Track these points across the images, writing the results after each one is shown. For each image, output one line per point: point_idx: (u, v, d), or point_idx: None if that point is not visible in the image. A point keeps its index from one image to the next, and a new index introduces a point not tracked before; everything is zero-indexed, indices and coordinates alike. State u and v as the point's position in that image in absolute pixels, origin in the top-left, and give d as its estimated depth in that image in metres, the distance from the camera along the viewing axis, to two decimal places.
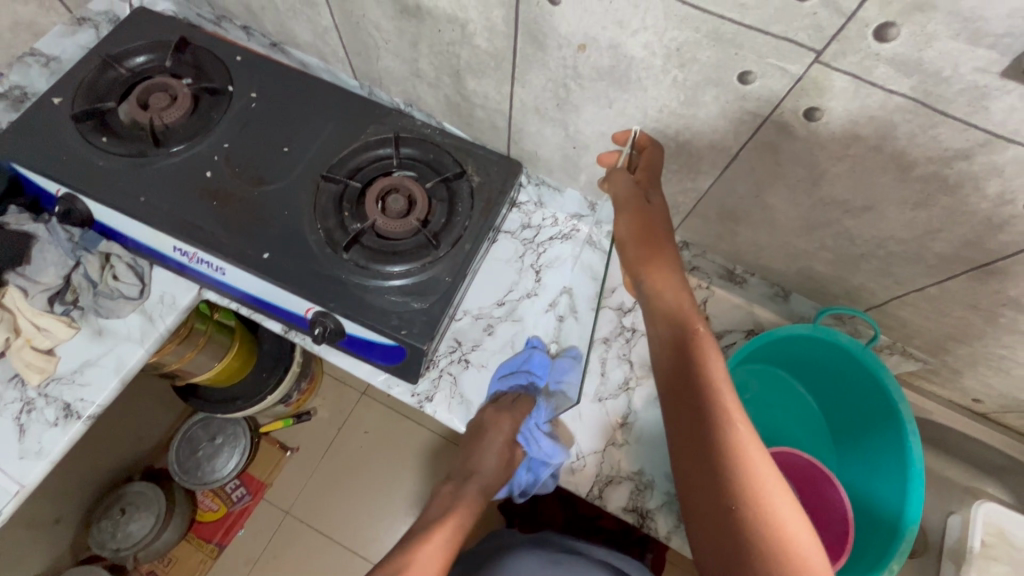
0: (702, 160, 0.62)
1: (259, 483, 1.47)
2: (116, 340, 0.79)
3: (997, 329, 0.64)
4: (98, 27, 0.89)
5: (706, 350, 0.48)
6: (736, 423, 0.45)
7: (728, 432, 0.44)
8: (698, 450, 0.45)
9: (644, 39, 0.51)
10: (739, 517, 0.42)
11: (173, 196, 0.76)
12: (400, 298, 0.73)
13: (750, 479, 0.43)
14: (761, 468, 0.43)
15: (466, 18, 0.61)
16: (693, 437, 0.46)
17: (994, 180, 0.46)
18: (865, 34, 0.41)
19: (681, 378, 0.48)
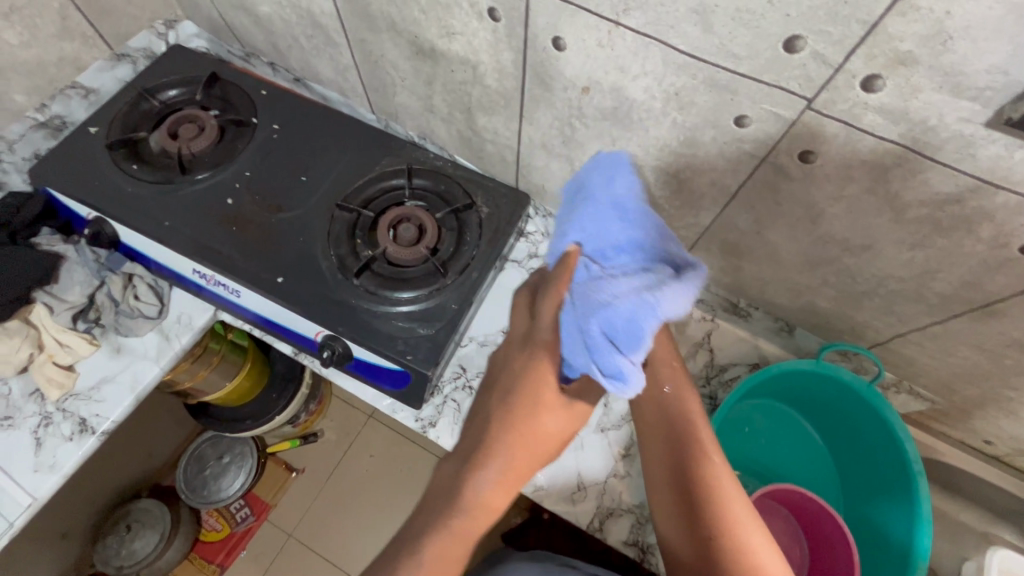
0: (703, 197, 0.64)
1: (264, 504, 1.47)
2: (133, 358, 0.81)
3: (1003, 370, 0.63)
4: (136, 62, 0.94)
5: (682, 388, 0.57)
6: (710, 453, 0.53)
7: (703, 462, 0.53)
8: (682, 489, 0.53)
9: (645, 83, 0.54)
10: (718, 545, 0.50)
11: (196, 221, 0.80)
12: (407, 324, 0.75)
13: (724, 513, 0.50)
14: (734, 503, 0.51)
15: (477, 60, 0.65)
16: (678, 472, 0.54)
17: (987, 224, 0.47)
18: (852, 84, 0.43)
19: (665, 424, 0.56)
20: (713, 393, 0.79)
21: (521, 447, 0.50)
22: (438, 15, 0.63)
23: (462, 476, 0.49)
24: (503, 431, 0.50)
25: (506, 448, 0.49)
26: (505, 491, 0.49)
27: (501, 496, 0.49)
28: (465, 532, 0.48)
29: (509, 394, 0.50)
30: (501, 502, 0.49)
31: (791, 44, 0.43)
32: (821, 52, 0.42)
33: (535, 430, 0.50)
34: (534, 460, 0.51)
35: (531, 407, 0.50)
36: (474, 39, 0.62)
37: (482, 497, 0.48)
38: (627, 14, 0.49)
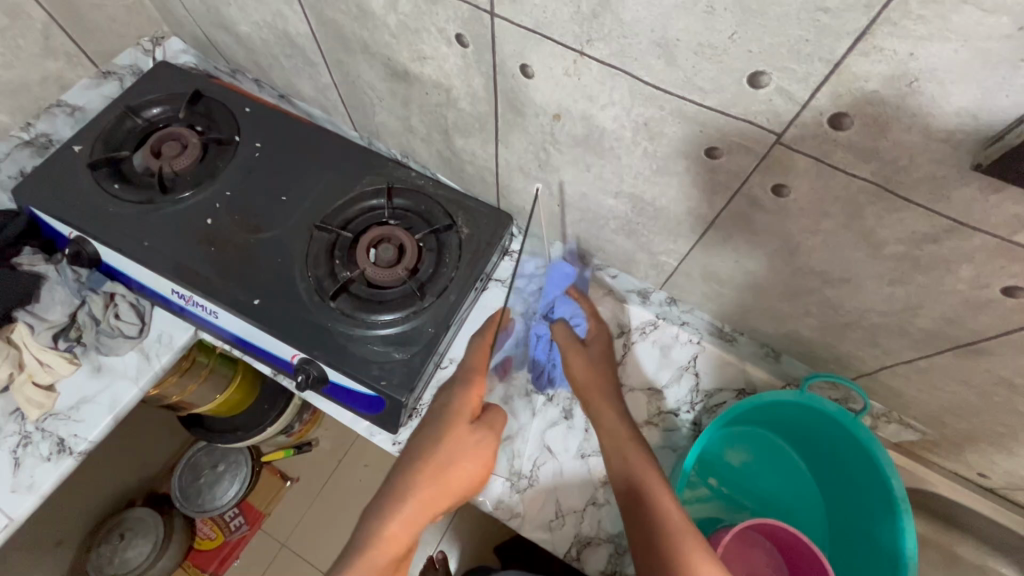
0: (680, 225, 0.62)
1: (257, 513, 1.47)
2: (113, 377, 0.82)
3: (992, 407, 0.61)
4: (122, 79, 0.95)
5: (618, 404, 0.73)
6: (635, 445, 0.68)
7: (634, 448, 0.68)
8: (637, 490, 0.63)
9: (613, 112, 0.53)
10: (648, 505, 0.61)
11: (175, 241, 0.80)
12: (382, 348, 0.74)
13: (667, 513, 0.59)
14: (672, 509, 0.60)
15: (449, 84, 0.64)
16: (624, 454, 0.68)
17: (966, 264, 0.45)
18: (821, 122, 0.41)
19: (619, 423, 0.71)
20: (698, 419, 0.78)
21: (437, 486, 0.58)
22: (409, 40, 0.62)
23: (376, 517, 0.56)
24: (422, 474, 0.58)
25: (427, 487, 0.57)
26: (414, 527, 0.56)
27: (408, 530, 0.55)
28: (377, 562, 0.53)
29: (429, 442, 0.61)
30: (407, 537, 0.55)
31: (756, 79, 0.41)
32: (786, 89, 0.41)
33: (456, 465, 0.59)
34: (446, 496, 0.59)
35: (452, 452, 0.60)
36: (445, 63, 0.61)
37: (391, 532, 0.54)
38: (591, 44, 0.47)
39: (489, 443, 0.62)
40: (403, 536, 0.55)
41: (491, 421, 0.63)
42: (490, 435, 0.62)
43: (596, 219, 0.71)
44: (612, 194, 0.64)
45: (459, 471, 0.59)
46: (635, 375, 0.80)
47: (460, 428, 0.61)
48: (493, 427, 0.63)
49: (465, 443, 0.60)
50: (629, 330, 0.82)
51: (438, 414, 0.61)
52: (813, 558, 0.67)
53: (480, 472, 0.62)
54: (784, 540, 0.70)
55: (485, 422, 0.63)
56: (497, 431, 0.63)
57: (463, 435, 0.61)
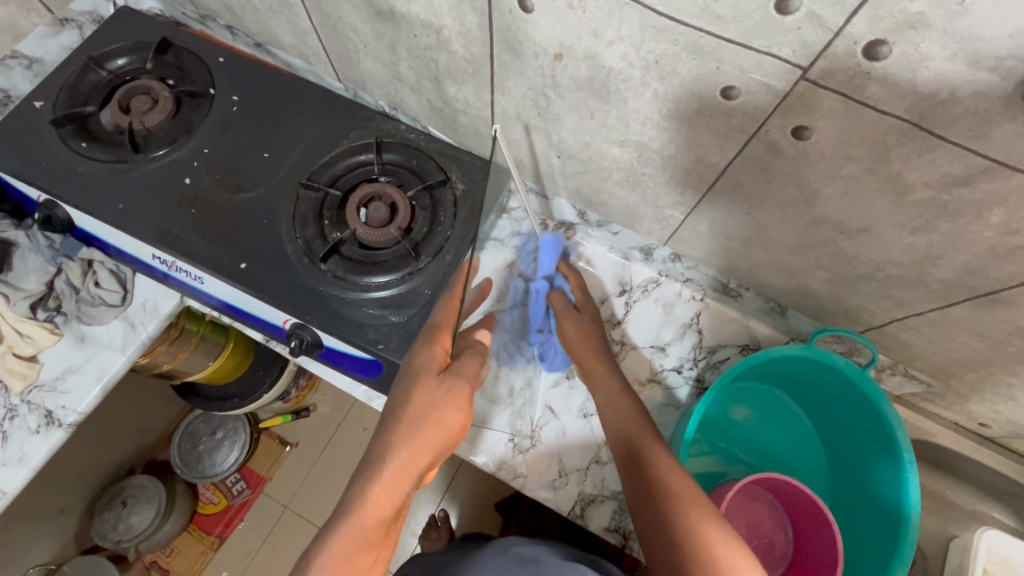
0: (689, 174, 0.58)
1: (260, 478, 1.46)
2: (98, 348, 0.78)
3: (1005, 358, 0.59)
4: (82, 28, 0.88)
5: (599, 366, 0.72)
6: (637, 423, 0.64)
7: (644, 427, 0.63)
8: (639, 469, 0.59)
9: (621, 50, 0.48)
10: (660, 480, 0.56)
11: (152, 203, 0.75)
12: (378, 311, 0.71)
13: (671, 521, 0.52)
14: (674, 478, 0.55)
15: (439, 23, 0.59)
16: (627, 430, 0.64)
17: (998, 209, 0.43)
18: (853, 52, 0.38)
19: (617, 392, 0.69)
20: (701, 375, 0.77)
21: (410, 446, 0.53)
22: None
23: (356, 485, 0.51)
24: (396, 435, 0.53)
25: (404, 446, 0.52)
26: (400, 494, 0.51)
27: (394, 494, 0.51)
28: (363, 525, 0.49)
29: (400, 399, 0.56)
30: (394, 501, 0.50)
31: (783, 4, 0.38)
32: (817, 14, 0.37)
33: (435, 418, 0.55)
34: (428, 452, 0.53)
35: (423, 408, 0.55)
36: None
37: (374, 496, 0.50)
38: None
39: (464, 391, 0.57)
40: (389, 500, 0.50)
41: (461, 367, 0.58)
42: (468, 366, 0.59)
43: (599, 170, 0.67)
44: (617, 143, 0.60)
45: (431, 429, 0.54)
46: (636, 333, 0.78)
47: (426, 383, 0.56)
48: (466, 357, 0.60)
49: (433, 396, 0.56)
50: (630, 288, 0.79)
51: (412, 372, 0.58)
52: (816, 511, 0.68)
53: (460, 423, 0.57)
54: (791, 493, 0.70)
55: (454, 371, 0.57)
56: (472, 375, 0.58)
57: (430, 390, 0.56)
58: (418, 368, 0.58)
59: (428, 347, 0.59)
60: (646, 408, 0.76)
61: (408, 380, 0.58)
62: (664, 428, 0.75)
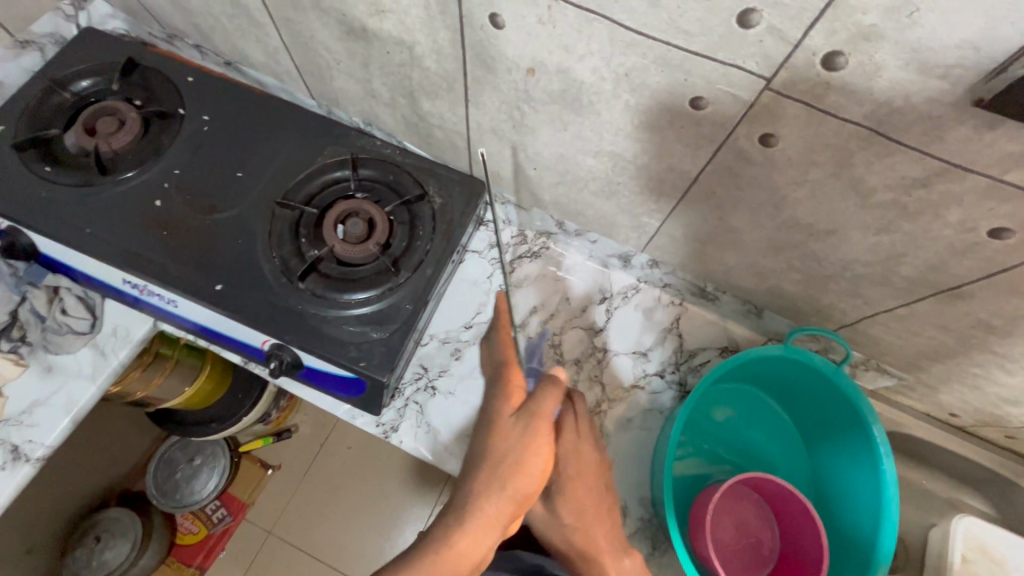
0: (663, 182, 0.60)
1: (241, 504, 1.42)
2: (67, 377, 0.76)
3: (970, 350, 0.62)
4: (43, 50, 0.86)
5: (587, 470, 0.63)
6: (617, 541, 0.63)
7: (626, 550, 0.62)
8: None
9: (592, 64, 0.49)
10: None
11: (122, 226, 0.73)
12: (359, 328, 0.70)
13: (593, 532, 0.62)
14: None
15: (412, 41, 0.59)
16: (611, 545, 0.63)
17: (954, 208, 0.45)
18: (813, 62, 0.40)
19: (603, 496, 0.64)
20: (682, 379, 0.77)
21: (492, 493, 0.53)
22: None
23: (434, 535, 0.52)
24: (480, 485, 0.53)
25: (490, 502, 0.53)
26: (486, 541, 0.52)
27: (475, 547, 0.51)
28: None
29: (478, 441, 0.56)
30: (476, 553, 0.51)
31: (746, 18, 0.39)
32: (778, 27, 0.39)
33: (522, 461, 0.53)
34: (511, 502, 0.53)
35: (500, 452, 0.54)
36: (406, 17, 0.56)
37: (456, 548, 0.51)
38: None
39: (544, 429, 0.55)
40: (470, 554, 0.51)
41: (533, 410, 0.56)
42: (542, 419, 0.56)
43: (575, 181, 0.68)
44: (591, 154, 0.61)
45: (514, 472, 0.53)
46: (618, 339, 0.79)
47: (502, 424, 0.56)
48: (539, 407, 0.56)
49: (511, 438, 0.55)
50: (611, 296, 0.81)
51: (486, 417, 0.58)
52: (801, 507, 0.69)
53: (545, 466, 0.54)
54: (775, 491, 0.72)
55: (526, 412, 0.56)
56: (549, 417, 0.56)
57: (505, 428, 0.56)
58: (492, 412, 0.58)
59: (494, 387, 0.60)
60: (631, 414, 0.77)
61: (482, 435, 0.56)
62: (650, 433, 0.76)
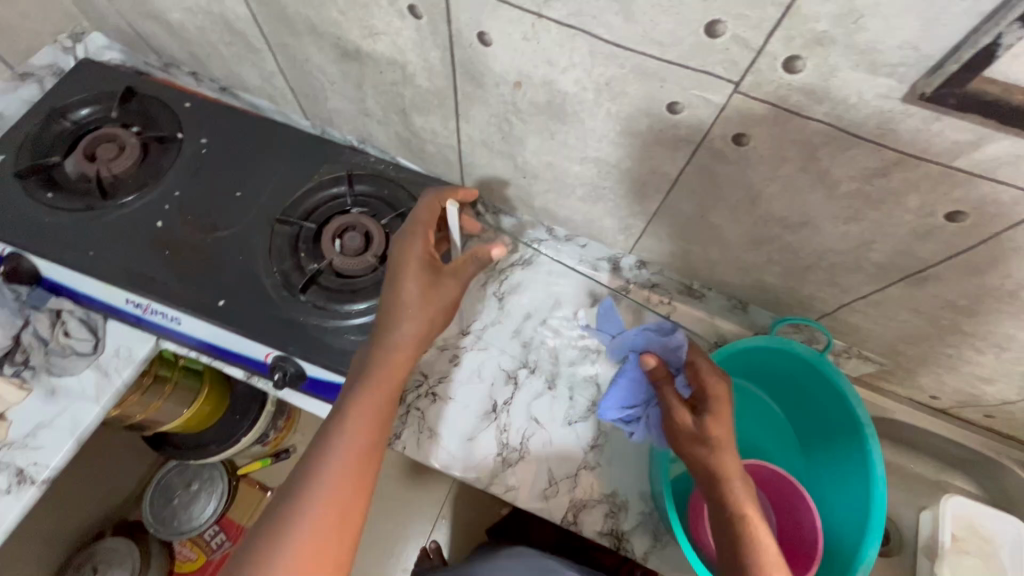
0: (646, 184, 0.63)
1: (239, 528, 1.39)
2: (70, 399, 0.76)
3: (942, 331, 0.65)
4: (42, 81, 0.88)
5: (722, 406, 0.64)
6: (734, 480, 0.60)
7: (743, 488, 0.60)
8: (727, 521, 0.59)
9: (575, 75, 0.53)
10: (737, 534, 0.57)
11: (124, 248, 0.75)
12: (360, 337, 0.72)
13: (736, 492, 0.59)
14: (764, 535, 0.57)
15: (404, 60, 0.63)
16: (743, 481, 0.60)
17: (913, 195, 0.49)
18: (775, 66, 0.43)
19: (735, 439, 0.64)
20: None
21: (394, 344, 0.62)
22: (358, 16, 0.60)
23: (342, 413, 0.59)
24: (381, 340, 0.63)
25: (400, 330, 0.63)
26: (383, 394, 0.61)
27: (384, 404, 0.60)
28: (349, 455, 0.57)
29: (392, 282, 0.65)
30: (384, 409, 0.60)
31: (712, 28, 0.43)
32: (741, 36, 0.42)
33: (426, 302, 0.64)
34: (404, 366, 0.63)
35: (415, 321, 0.63)
36: (398, 38, 0.60)
37: (362, 408, 0.59)
38: (548, 6, 0.48)
39: (433, 292, 0.64)
40: (380, 403, 0.60)
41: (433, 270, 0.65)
42: (413, 290, 0.64)
43: (563, 188, 0.71)
44: (577, 160, 0.65)
45: (421, 304, 0.63)
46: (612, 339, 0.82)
47: (413, 265, 0.64)
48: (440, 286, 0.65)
49: (417, 285, 0.64)
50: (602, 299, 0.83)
51: (398, 302, 0.64)
52: (794, 492, 0.71)
53: (445, 307, 0.65)
54: (770, 479, 0.74)
55: (432, 282, 0.65)
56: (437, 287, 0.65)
57: (413, 284, 0.64)
58: (405, 266, 0.64)
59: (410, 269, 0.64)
60: None
61: (381, 335, 0.64)
62: None
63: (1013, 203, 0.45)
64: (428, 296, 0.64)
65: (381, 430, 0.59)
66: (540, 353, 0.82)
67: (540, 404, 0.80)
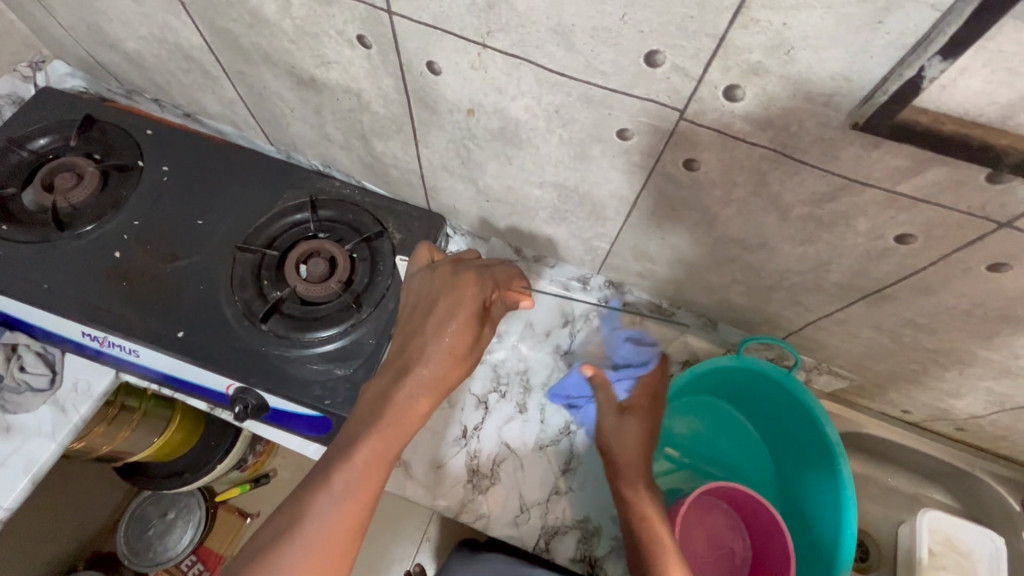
0: (605, 207, 0.63)
1: (217, 557, 1.35)
2: (25, 437, 0.74)
3: (905, 348, 0.65)
4: (1, 111, 0.87)
5: None
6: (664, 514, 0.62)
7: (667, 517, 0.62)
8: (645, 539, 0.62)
9: (525, 103, 0.53)
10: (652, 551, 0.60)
11: (81, 280, 0.73)
12: (323, 366, 0.71)
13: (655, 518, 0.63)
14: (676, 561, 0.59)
15: (359, 88, 0.62)
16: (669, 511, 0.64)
17: (862, 218, 0.49)
18: (716, 95, 0.43)
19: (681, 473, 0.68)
20: None
21: (429, 346, 0.56)
22: (310, 45, 0.59)
23: (367, 417, 0.54)
24: (413, 344, 0.57)
25: (435, 336, 0.56)
26: (430, 399, 0.55)
27: (414, 414, 0.54)
28: (365, 463, 0.51)
29: (430, 284, 0.61)
30: (414, 419, 0.54)
31: (652, 58, 0.43)
32: (681, 66, 0.42)
33: (468, 308, 0.57)
34: (446, 374, 0.56)
35: (445, 322, 0.57)
36: (350, 66, 0.60)
37: (391, 415, 0.53)
38: (491, 36, 0.47)
39: (469, 292, 0.58)
40: (408, 412, 0.54)
41: (462, 271, 0.60)
42: (465, 289, 0.58)
43: (526, 210, 0.71)
44: (537, 184, 0.64)
45: (456, 308, 0.57)
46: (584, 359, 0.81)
47: (448, 271, 0.60)
48: (500, 285, 0.61)
49: (449, 289, 0.59)
50: (573, 319, 0.82)
51: (426, 299, 0.60)
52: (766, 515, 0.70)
53: (479, 312, 0.58)
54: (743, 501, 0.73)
55: (470, 281, 0.59)
56: (470, 285, 0.59)
57: (454, 285, 0.59)
58: (436, 278, 0.61)
59: (435, 276, 0.61)
60: (600, 433, 0.78)
61: (413, 332, 0.58)
62: None
63: (959, 225, 0.45)
64: (463, 296, 0.58)
65: (409, 437, 0.55)
66: (511, 375, 0.82)
67: (512, 427, 0.79)
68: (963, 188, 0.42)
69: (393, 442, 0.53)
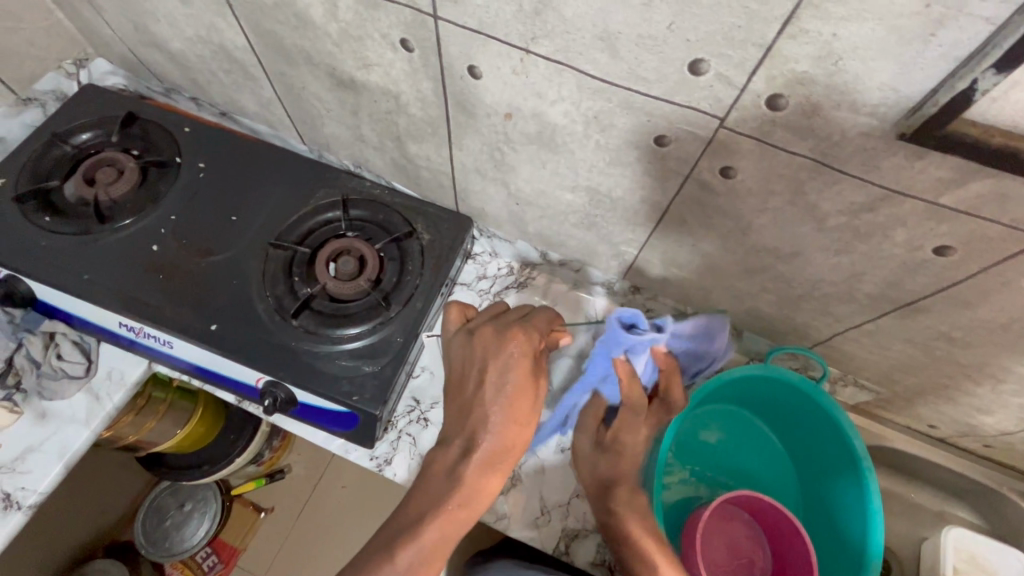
0: (637, 213, 0.63)
1: (232, 550, 1.37)
2: (61, 423, 0.76)
3: (936, 361, 0.65)
4: (45, 106, 0.90)
5: None
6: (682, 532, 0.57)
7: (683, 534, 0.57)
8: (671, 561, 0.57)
9: (564, 108, 0.54)
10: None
11: (119, 272, 0.75)
12: (351, 362, 0.72)
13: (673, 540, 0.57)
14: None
15: (397, 90, 0.64)
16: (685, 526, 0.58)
17: (900, 229, 0.49)
18: (759, 104, 0.44)
19: None
20: None
21: (490, 422, 0.55)
22: (352, 47, 0.61)
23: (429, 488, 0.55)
24: (470, 414, 0.57)
25: (496, 412, 0.55)
26: (498, 474, 0.56)
27: (480, 493, 0.55)
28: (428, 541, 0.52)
29: (472, 349, 0.59)
30: (478, 497, 0.55)
31: (696, 66, 0.44)
32: (725, 74, 0.43)
33: (526, 377, 0.56)
34: (505, 451, 0.56)
35: (505, 394, 0.56)
36: (391, 69, 0.61)
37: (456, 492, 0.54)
38: (536, 42, 0.48)
39: (524, 362, 0.57)
40: (472, 492, 0.54)
41: (506, 328, 0.59)
42: (512, 347, 0.57)
43: (556, 214, 0.72)
44: (569, 189, 0.65)
45: (518, 382, 0.56)
46: None
47: (486, 332, 0.59)
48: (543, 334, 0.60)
49: (501, 356, 0.57)
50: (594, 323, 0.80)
51: (475, 363, 0.58)
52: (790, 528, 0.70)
53: (536, 381, 0.57)
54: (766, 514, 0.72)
55: (521, 349, 0.57)
56: (528, 357, 0.57)
57: (501, 352, 0.57)
58: (484, 343, 0.59)
59: (479, 336, 0.59)
60: None
61: (469, 400, 0.57)
62: None
63: (1000, 237, 0.45)
64: (519, 362, 0.57)
65: (476, 515, 0.55)
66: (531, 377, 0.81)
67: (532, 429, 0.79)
68: (1007, 201, 0.42)
69: (455, 520, 0.54)
